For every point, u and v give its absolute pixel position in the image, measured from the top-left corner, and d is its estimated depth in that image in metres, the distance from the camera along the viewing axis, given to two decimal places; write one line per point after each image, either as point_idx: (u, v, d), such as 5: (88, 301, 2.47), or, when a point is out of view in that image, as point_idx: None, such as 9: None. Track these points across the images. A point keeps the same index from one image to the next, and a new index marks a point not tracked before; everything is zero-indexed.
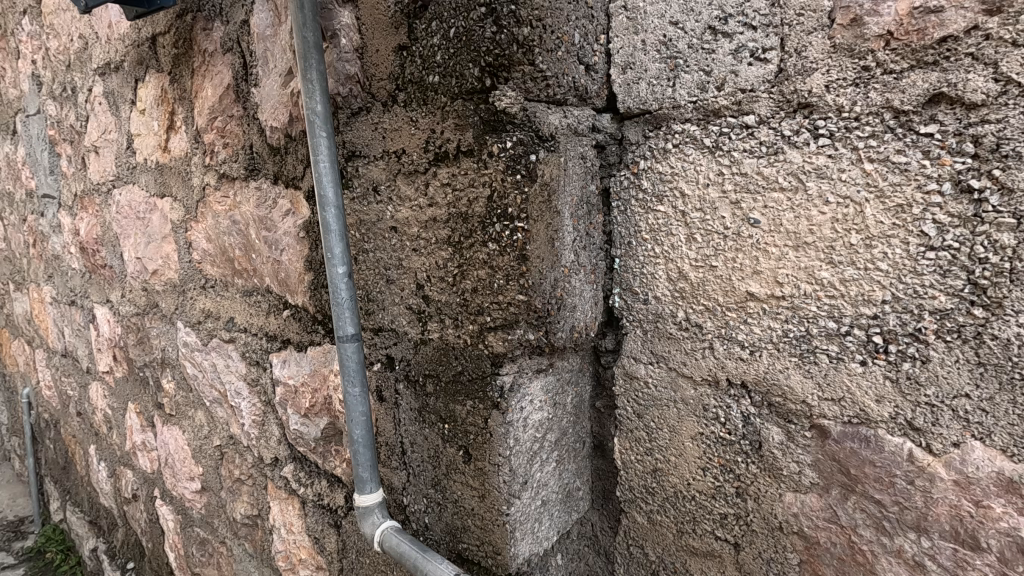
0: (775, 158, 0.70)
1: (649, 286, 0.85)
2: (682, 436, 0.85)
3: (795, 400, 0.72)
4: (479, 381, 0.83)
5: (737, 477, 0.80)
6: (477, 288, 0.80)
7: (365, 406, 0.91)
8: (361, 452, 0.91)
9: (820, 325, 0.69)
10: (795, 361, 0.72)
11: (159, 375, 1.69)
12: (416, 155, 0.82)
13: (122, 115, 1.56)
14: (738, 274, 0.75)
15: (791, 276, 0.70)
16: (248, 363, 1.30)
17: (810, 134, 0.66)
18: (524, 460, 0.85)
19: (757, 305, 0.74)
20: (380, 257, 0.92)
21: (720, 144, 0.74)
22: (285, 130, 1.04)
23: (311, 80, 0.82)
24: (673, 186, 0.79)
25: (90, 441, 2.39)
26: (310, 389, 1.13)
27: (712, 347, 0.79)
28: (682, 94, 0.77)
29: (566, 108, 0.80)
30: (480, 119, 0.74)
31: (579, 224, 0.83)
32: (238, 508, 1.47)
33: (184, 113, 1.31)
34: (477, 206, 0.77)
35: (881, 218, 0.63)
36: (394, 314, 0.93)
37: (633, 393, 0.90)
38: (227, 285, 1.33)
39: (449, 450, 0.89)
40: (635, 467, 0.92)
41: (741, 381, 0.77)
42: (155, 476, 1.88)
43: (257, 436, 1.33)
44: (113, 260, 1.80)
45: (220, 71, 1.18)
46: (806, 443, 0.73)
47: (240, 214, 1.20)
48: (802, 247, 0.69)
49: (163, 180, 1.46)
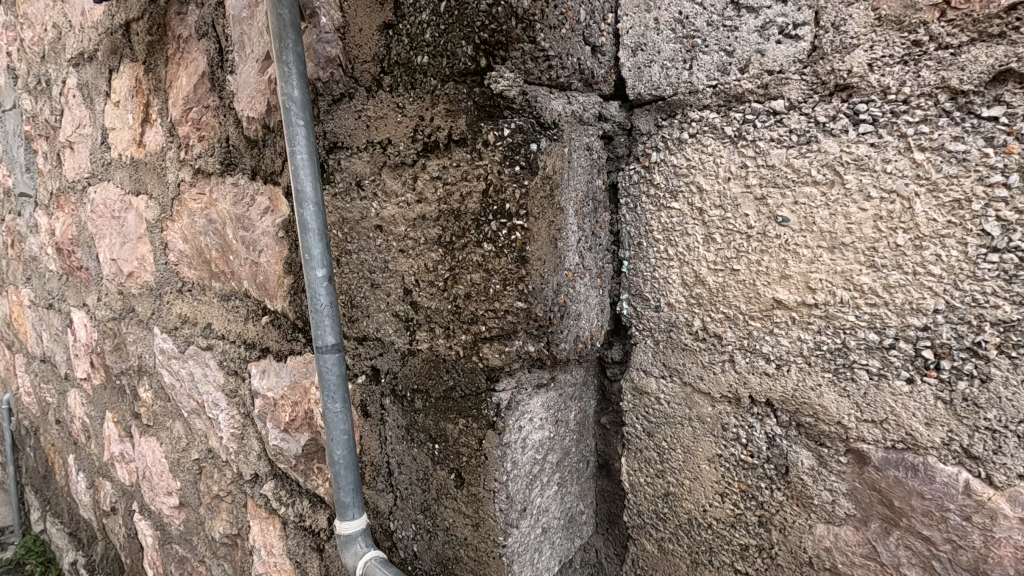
0: (807, 148, 0.61)
1: (661, 292, 0.77)
2: (698, 458, 0.77)
3: (828, 420, 0.64)
4: (473, 397, 0.74)
5: (760, 505, 0.72)
6: (470, 294, 0.72)
7: (347, 424, 0.83)
8: (342, 474, 0.83)
9: (859, 336, 0.61)
10: (829, 377, 0.63)
11: (136, 384, 1.60)
12: (403, 146, 0.74)
13: (97, 109, 1.47)
14: (764, 279, 0.67)
15: (825, 281, 0.62)
16: (226, 372, 1.21)
17: (849, 120, 0.58)
18: (523, 485, 0.76)
19: (785, 314, 0.66)
20: (364, 259, 0.84)
21: (743, 132, 0.66)
22: (262, 120, 0.95)
23: (287, 62, 0.73)
24: (689, 180, 0.71)
25: (69, 451, 2.29)
26: (291, 401, 1.04)
27: (733, 361, 0.71)
28: (700, 78, 0.69)
29: (569, 93, 0.72)
30: (474, 104, 0.66)
31: (583, 223, 0.75)
32: (217, 526, 1.38)
33: (158, 104, 1.22)
34: (470, 202, 0.69)
35: (934, 216, 0.55)
36: (379, 323, 0.85)
37: (642, 409, 0.82)
38: (205, 289, 1.25)
39: (439, 473, 0.80)
40: (645, 491, 0.84)
41: (766, 399, 0.69)
42: (133, 489, 1.78)
43: (236, 451, 1.24)
44: (89, 262, 1.71)
45: (195, 58, 1.09)
46: (841, 470, 0.64)
47: (216, 213, 1.11)
48: (837, 248, 0.61)
49: (138, 177, 1.37)
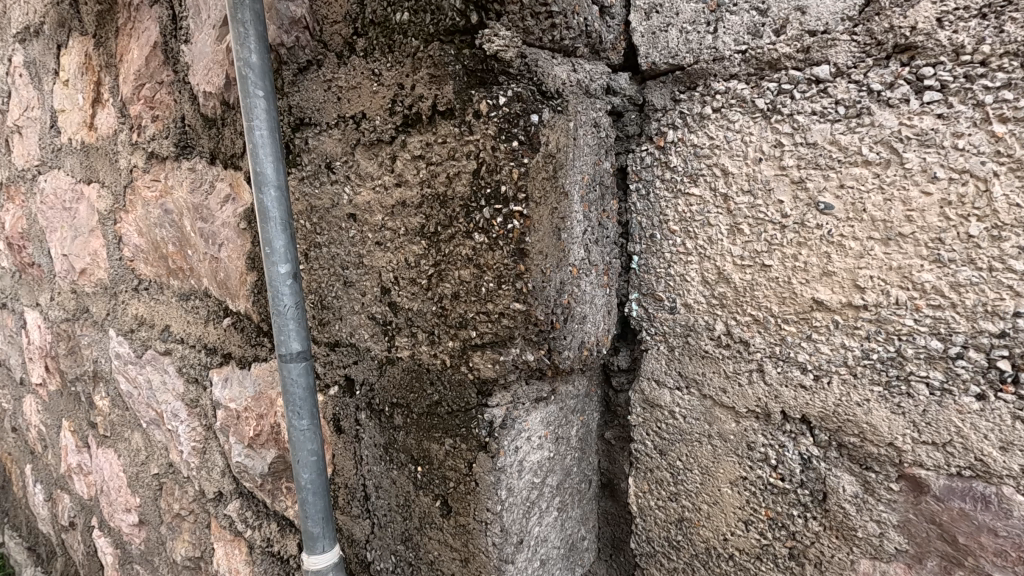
0: (857, 121, 0.52)
1: (678, 291, 0.67)
2: (718, 481, 0.67)
3: (877, 441, 0.55)
4: (462, 414, 0.64)
5: (791, 535, 0.62)
6: (458, 294, 0.61)
7: (316, 443, 0.72)
8: (310, 501, 0.72)
9: (919, 345, 0.51)
10: (879, 392, 0.54)
11: (92, 391, 1.46)
12: (379, 120, 0.63)
13: (45, 89, 1.33)
14: (801, 278, 0.57)
15: (876, 278, 0.53)
16: (186, 380, 1.09)
17: (910, 86, 0.49)
18: (519, 514, 0.66)
19: (826, 318, 0.56)
20: (335, 253, 0.73)
21: (778, 105, 0.56)
22: (220, 95, 0.83)
23: (243, 21, 0.62)
24: (711, 162, 0.62)
25: (26, 460, 2.13)
26: (255, 414, 0.93)
27: (762, 370, 0.62)
28: (727, 42, 0.59)
29: (575, 60, 0.62)
30: (463, 68, 0.55)
31: (590, 211, 0.65)
32: (179, 548, 1.26)
33: (109, 81, 1.09)
34: (458, 185, 0.58)
35: (1017, 201, 0.45)
36: (353, 326, 0.74)
37: (654, 424, 0.73)
38: (163, 288, 1.12)
39: (423, 499, 0.70)
40: (656, 515, 0.74)
41: (802, 415, 0.60)
42: (91, 503, 1.64)
43: (197, 466, 1.12)
44: (41, 258, 1.57)
45: (146, 28, 0.97)
46: (891, 499, 0.55)
47: (172, 202, 0.99)
48: (893, 240, 0.52)
49: (89, 163, 1.24)
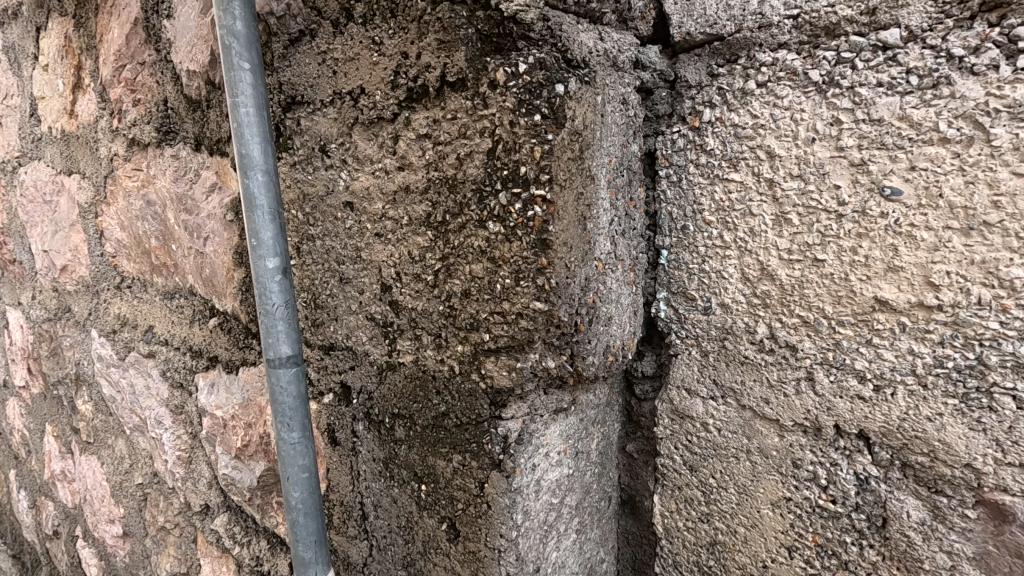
0: (934, 93, 0.45)
1: (713, 290, 0.60)
2: (758, 502, 0.60)
3: (951, 461, 0.48)
4: (471, 428, 0.57)
5: (843, 565, 0.55)
6: (469, 292, 0.54)
7: (308, 458, 0.65)
8: (302, 523, 0.65)
9: (1006, 353, 0.44)
10: (954, 406, 0.47)
11: (75, 395, 1.39)
12: (380, 95, 0.56)
13: (24, 75, 1.26)
14: (861, 275, 0.50)
15: (953, 274, 0.46)
16: (171, 385, 1.01)
17: (1001, 50, 0.42)
18: (535, 540, 0.59)
19: (891, 320, 0.49)
20: (329, 245, 0.66)
21: (836, 77, 0.49)
22: (205, 73, 0.76)
23: None
24: (754, 144, 0.55)
25: (9, 466, 2.04)
26: (244, 422, 0.86)
27: (812, 380, 0.55)
28: (776, 6, 0.52)
29: (601, 29, 0.55)
30: (478, 33, 0.49)
31: (616, 198, 0.58)
32: (164, 563, 1.18)
33: (88, 63, 1.02)
34: (470, 167, 0.51)
35: None
36: (350, 327, 0.67)
37: (683, 437, 0.66)
38: (147, 286, 1.05)
39: (427, 520, 0.63)
40: (685, 538, 0.67)
41: (859, 430, 0.52)
42: (75, 513, 1.57)
43: (183, 477, 1.04)
44: (22, 254, 1.49)
45: (127, 4, 0.89)
46: (966, 528, 0.48)
47: (154, 193, 0.92)
48: (976, 230, 0.45)
49: (70, 153, 1.16)
